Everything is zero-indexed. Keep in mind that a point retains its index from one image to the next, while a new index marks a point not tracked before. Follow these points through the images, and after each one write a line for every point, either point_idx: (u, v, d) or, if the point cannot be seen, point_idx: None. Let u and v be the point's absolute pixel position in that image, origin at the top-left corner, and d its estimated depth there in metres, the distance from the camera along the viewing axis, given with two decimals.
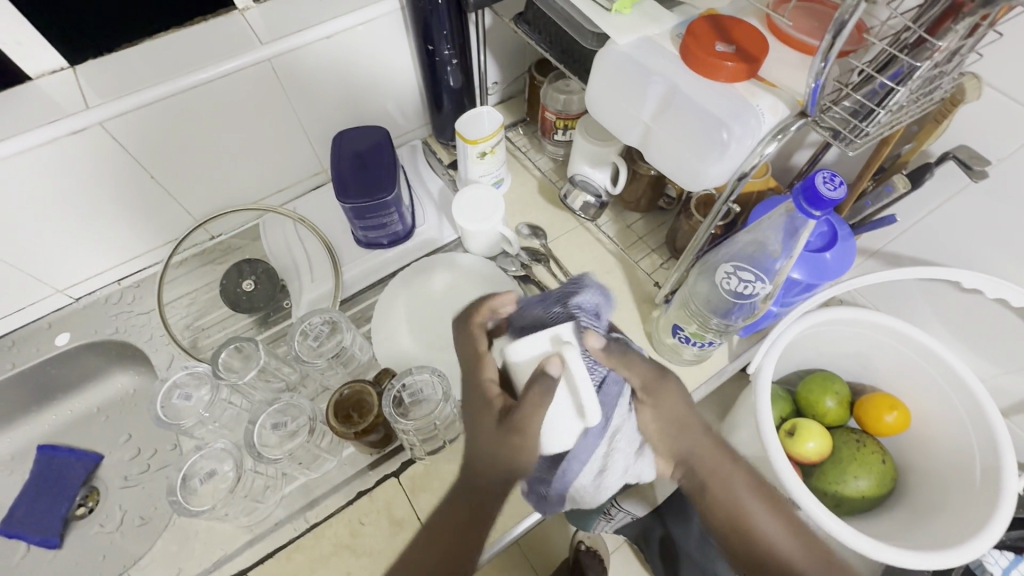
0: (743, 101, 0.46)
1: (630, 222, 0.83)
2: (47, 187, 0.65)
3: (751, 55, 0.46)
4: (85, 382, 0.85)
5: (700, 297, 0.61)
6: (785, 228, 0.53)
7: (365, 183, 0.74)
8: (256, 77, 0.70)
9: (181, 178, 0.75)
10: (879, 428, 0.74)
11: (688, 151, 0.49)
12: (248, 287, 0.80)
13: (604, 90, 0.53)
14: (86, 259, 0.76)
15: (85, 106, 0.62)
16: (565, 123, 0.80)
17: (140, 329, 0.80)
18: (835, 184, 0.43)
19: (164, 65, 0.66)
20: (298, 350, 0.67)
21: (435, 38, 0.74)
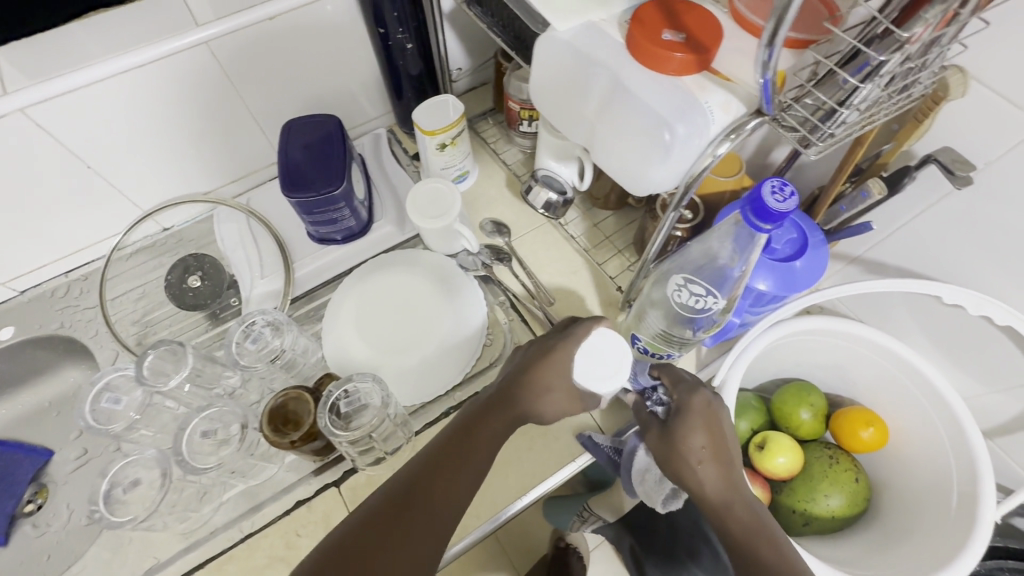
0: (691, 97, 0.41)
1: (599, 220, 0.79)
2: None
3: (702, 44, 0.40)
4: (35, 377, 0.83)
5: (655, 306, 0.57)
6: (740, 236, 0.46)
7: (313, 175, 0.70)
8: (195, 61, 0.65)
9: (121, 165, 0.71)
10: (854, 445, 0.70)
11: (634, 152, 0.44)
12: (194, 284, 0.77)
13: (546, 83, 0.48)
14: (25, 250, 0.73)
15: (2, 92, 0.58)
16: (529, 113, 0.76)
17: (85, 325, 0.77)
18: (785, 195, 0.38)
19: (93, 45, 0.62)
20: (236, 353, 0.64)
21: (387, 20, 0.69)
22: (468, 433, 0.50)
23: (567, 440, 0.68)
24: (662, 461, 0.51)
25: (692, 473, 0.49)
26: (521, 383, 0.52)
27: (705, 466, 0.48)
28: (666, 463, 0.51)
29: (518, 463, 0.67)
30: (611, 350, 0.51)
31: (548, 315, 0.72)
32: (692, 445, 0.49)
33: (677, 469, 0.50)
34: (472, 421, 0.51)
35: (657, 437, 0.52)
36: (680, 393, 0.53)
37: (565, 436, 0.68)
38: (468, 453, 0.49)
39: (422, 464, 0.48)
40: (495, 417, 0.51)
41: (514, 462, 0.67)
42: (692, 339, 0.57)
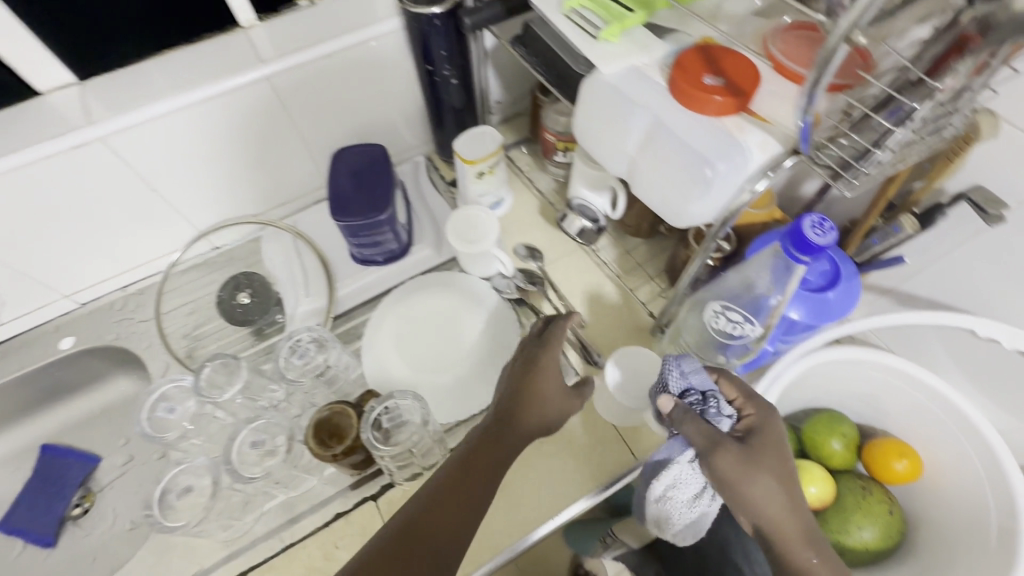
0: (730, 137, 0.43)
1: (630, 247, 0.81)
2: (50, 197, 0.67)
3: (740, 88, 0.43)
4: (89, 384, 0.87)
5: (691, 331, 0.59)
6: (777, 266, 0.49)
7: (360, 201, 0.74)
8: (257, 95, 0.71)
9: (182, 189, 0.76)
10: (888, 476, 0.70)
11: (674, 187, 0.47)
12: (243, 300, 0.82)
13: (589, 121, 0.51)
14: (90, 266, 0.78)
15: (87, 122, 0.64)
16: (565, 145, 0.79)
17: (140, 336, 0.81)
18: (825, 230, 0.40)
19: (166, 80, 0.67)
20: (284, 367, 0.67)
21: (434, 58, 0.72)
22: (473, 457, 0.52)
23: (597, 466, 0.68)
24: (726, 480, 0.47)
25: (765, 505, 0.46)
26: (516, 399, 0.55)
27: (774, 491, 0.46)
28: (735, 492, 0.47)
29: (548, 486, 0.67)
30: (639, 373, 0.67)
31: (580, 339, 0.74)
32: (768, 476, 0.47)
33: (745, 500, 0.47)
34: (483, 434, 0.54)
35: (730, 462, 0.47)
36: (759, 419, 0.50)
37: (597, 462, 0.68)
38: (475, 474, 0.52)
39: (436, 488, 0.51)
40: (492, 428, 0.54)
41: (545, 484, 0.67)
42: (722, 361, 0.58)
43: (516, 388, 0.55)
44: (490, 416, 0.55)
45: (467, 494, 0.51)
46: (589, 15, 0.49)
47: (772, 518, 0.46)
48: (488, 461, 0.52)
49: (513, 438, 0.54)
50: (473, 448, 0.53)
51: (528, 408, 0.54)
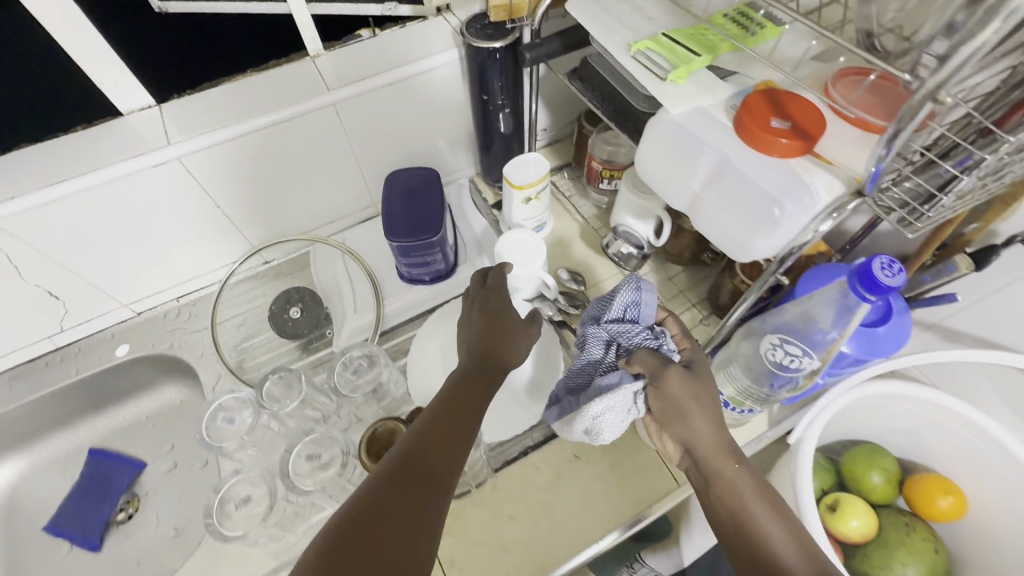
0: (797, 178, 0.45)
1: (671, 274, 0.83)
2: (123, 212, 0.70)
3: (806, 131, 0.45)
4: (138, 391, 0.89)
5: (741, 361, 0.59)
6: (839, 304, 0.49)
7: (413, 223, 0.77)
8: (322, 120, 0.74)
9: (243, 206, 0.79)
10: (931, 513, 0.71)
11: (739, 224, 0.48)
12: (294, 315, 0.84)
13: (653, 157, 0.53)
14: (151, 277, 0.81)
15: (166, 143, 0.67)
16: (610, 173, 0.81)
17: (192, 346, 0.84)
18: (894, 271, 0.41)
19: (239, 106, 0.71)
20: (337, 382, 0.69)
21: (491, 89, 0.76)
22: (456, 400, 0.52)
23: (636, 495, 0.68)
24: (664, 404, 0.51)
25: (697, 429, 0.50)
26: (487, 342, 0.57)
27: (709, 423, 0.50)
28: (674, 413, 0.51)
29: (587, 512, 0.68)
30: None
31: None
32: (705, 404, 0.50)
33: (684, 421, 0.50)
34: (461, 377, 0.54)
35: (678, 386, 0.50)
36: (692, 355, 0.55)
37: (637, 490, 0.69)
38: (461, 417, 0.51)
39: (419, 434, 0.49)
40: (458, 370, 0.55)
41: (584, 510, 0.68)
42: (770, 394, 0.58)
43: (484, 333, 0.57)
44: (466, 364, 0.56)
45: (455, 435, 0.49)
46: (655, 57, 0.52)
47: (702, 445, 0.50)
48: (467, 395, 0.53)
49: (491, 382, 0.54)
50: (451, 389, 0.53)
51: (498, 349, 0.57)
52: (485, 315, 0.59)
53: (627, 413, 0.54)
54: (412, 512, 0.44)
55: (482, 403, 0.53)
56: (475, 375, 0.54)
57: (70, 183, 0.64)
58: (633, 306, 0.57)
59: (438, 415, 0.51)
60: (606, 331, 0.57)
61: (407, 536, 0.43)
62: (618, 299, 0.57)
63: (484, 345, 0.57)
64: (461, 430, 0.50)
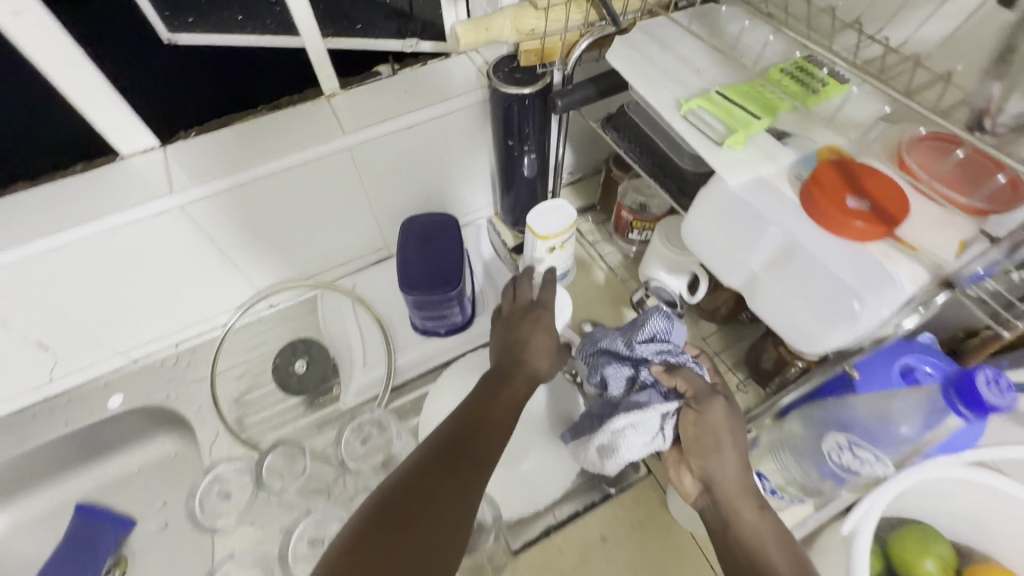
0: (879, 265, 0.39)
1: (705, 331, 0.77)
2: (121, 261, 0.65)
3: (888, 213, 0.40)
4: (130, 442, 0.83)
5: (793, 449, 0.51)
6: (925, 411, 0.43)
7: (430, 275, 0.71)
8: (336, 164, 0.69)
9: (249, 251, 0.74)
10: None
11: (807, 311, 0.43)
12: (300, 368, 0.79)
13: (704, 227, 0.48)
14: (148, 324, 0.76)
15: (168, 190, 0.63)
16: (642, 224, 0.76)
17: (190, 398, 0.78)
18: (1001, 388, 0.35)
19: (248, 150, 0.67)
20: (344, 452, 0.63)
21: (516, 134, 0.70)
22: (489, 401, 0.54)
23: None
24: (693, 427, 0.50)
25: (722, 457, 0.48)
26: (516, 350, 0.60)
27: (736, 458, 0.49)
28: (705, 437, 0.49)
29: None
30: None
31: None
32: (734, 435, 0.49)
33: (714, 447, 0.49)
34: (492, 383, 0.57)
35: (717, 410, 0.50)
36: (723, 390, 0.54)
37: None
38: (494, 414, 0.53)
39: (454, 428, 0.50)
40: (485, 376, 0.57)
41: None
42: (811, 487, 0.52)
43: (514, 343, 0.61)
44: (495, 373, 0.59)
45: (488, 427, 0.51)
46: (709, 119, 0.47)
47: (724, 474, 0.48)
48: (499, 394, 0.55)
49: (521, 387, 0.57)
50: (485, 390, 0.56)
51: (526, 358, 0.60)
52: (512, 327, 0.64)
53: (654, 434, 0.52)
54: (443, 502, 0.43)
55: (509, 409, 0.54)
56: (506, 376, 0.57)
57: (63, 233, 0.59)
58: (670, 330, 0.57)
59: (475, 410, 0.53)
60: (640, 352, 0.56)
61: (448, 513, 0.43)
62: (654, 320, 0.57)
63: (508, 356, 0.60)
64: (493, 428, 0.52)
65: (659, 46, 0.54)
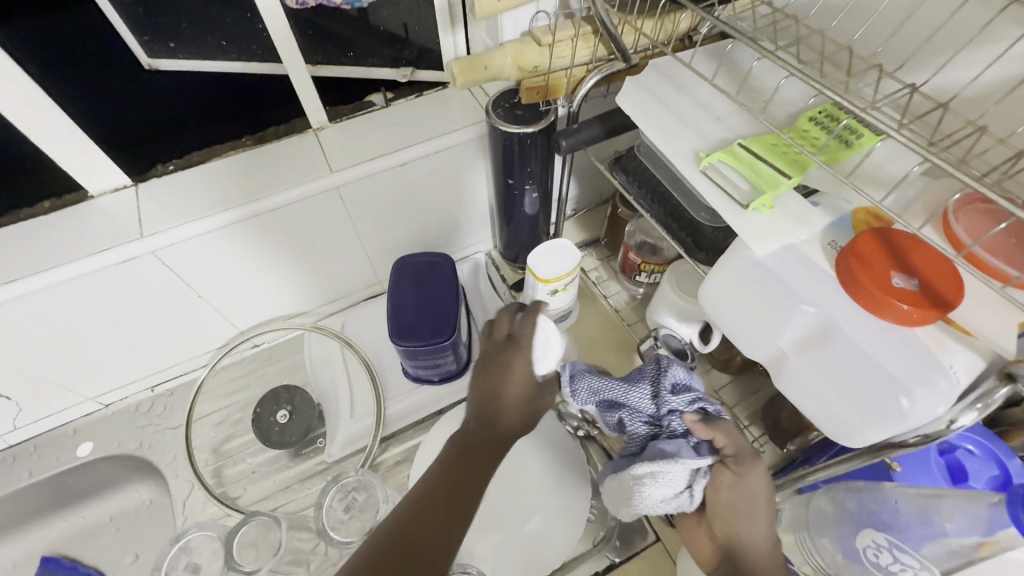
0: (931, 357, 0.35)
1: (718, 382, 0.72)
2: (87, 309, 0.60)
3: (940, 296, 0.35)
4: (101, 491, 0.78)
5: (820, 542, 0.45)
6: (979, 518, 0.37)
7: (422, 322, 0.66)
8: (323, 203, 0.64)
9: (230, 293, 0.70)
10: None
11: (845, 400, 0.39)
12: (282, 419, 0.73)
13: (727, 297, 0.44)
14: (121, 369, 0.71)
15: (138, 235, 0.58)
16: (653, 267, 0.71)
17: (165, 447, 0.73)
18: None
19: (226, 190, 0.62)
20: (325, 521, 0.58)
21: (517, 173, 0.65)
22: (462, 462, 0.41)
23: None
24: (722, 492, 0.42)
25: (753, 532, 0.40)
26: (490, 401, 0.45)
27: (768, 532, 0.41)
28: (738, 502, 0.41)
29: None
30: None
31: None
32: (769, 505, 0.42)
33: (747, 516, 0.41)
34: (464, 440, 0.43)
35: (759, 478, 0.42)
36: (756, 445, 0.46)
37: None
38: (473, 472, 0.40)
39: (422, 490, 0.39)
40: (486, 375, 0.47)
41: None
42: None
43: (489, 391, 0.45)
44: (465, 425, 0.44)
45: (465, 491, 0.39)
46: (730, 176, 0.42)
47: (754, 553, 0.40)
48: (475, 450, 0.42)
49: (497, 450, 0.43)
50: (454, 450, 0.42)
51: (501, 412, 0.45)
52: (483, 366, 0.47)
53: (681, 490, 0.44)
54: None
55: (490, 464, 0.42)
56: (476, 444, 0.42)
57: (21, 283, 0.54)
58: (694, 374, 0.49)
59: (447, 471, 0.40)
60: (665, 398, 0.47)
61: None
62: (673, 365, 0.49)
63: (492, 404, 0.45)
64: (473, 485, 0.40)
65: (674, 89, 0.49)
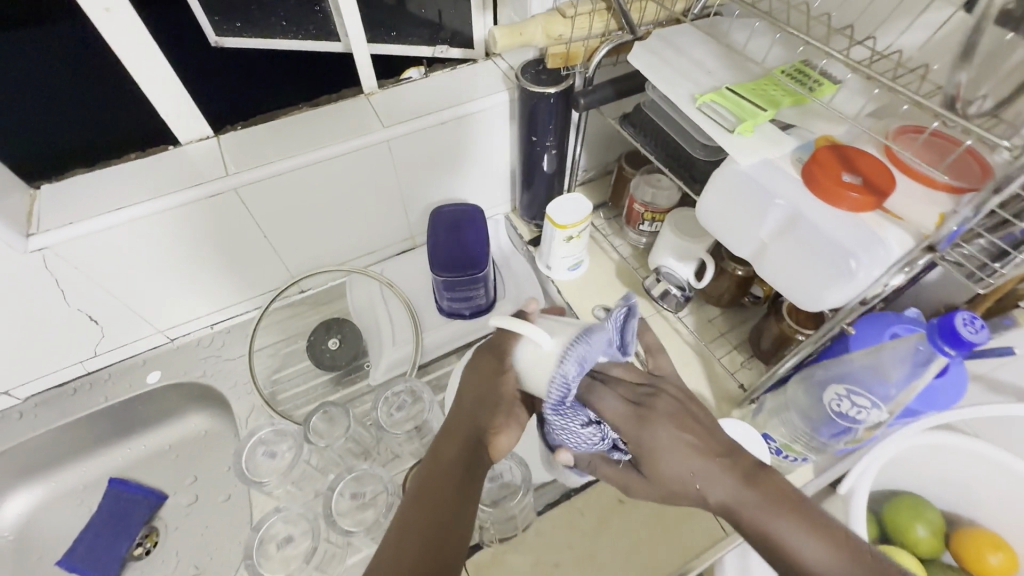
0: (870, 232, 0.46)
1: (711, 315, 0.83)
2: (173, 240, 0.70)
3: (878, 188, 0.47)
4: (163, 420, 0.87)
5: (798, 408, 0.60)
6: (914, 358, 0.50)
7: (458, 260, 0.78)
8: (376, 154, 0.75)
9: (288, 236, 0.80)
10: (981, 570, 0.70)
11: (810, 274, 0.50)
12: (333, 346, 0.83)
13: (718, 205, 0.55)
14: (189, 304, 0.81)
15: (226, 173, 0.68)
16: (652, 215, 0.82)
17: (226, 375, 0.82)
18: (977, 327, 0.42)
19: (293, 141, 0.72)
20: (380, 417, 0.67)
21: (540, 130, 0.76)
22: (447, 464, 0.48)
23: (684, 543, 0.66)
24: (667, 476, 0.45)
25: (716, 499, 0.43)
26: (470, 410, 0.51)
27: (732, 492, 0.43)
28: (703, 472, 0.44)
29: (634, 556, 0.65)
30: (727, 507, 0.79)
31: None
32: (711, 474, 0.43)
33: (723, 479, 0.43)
34: (442, 445, 0.51)
35: (671, 433, 0.45)
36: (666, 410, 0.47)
37: (684, 535, 0.66)
38: (462, 471, 0.48)
39: (422, 489, 0.48)
40: (475, 385, 0.52)
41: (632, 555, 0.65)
42: (811, 435, 0.60)
43: (474, 397, 0.51)
44: (443, 433, 0.51)
45: (465, 486, 0.47)
46: (720, 110, 0.54)
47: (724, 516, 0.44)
48: (462, 458, 0.49)
49: (477, 447, 0.50)
50: (445, 455, 0.50)
51: (480, 416, 0.50)
52: (469, 383, 0.52)
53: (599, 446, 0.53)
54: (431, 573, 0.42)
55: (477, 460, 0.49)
56: (461, 445, 0.49)
57: (127, 210, 0.64)
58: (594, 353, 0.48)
59: (443, 472, 0.48)
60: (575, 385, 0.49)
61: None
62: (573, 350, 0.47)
63: (489, 403, 0.51)
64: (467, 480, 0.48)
65: (674, 50, 0.61)
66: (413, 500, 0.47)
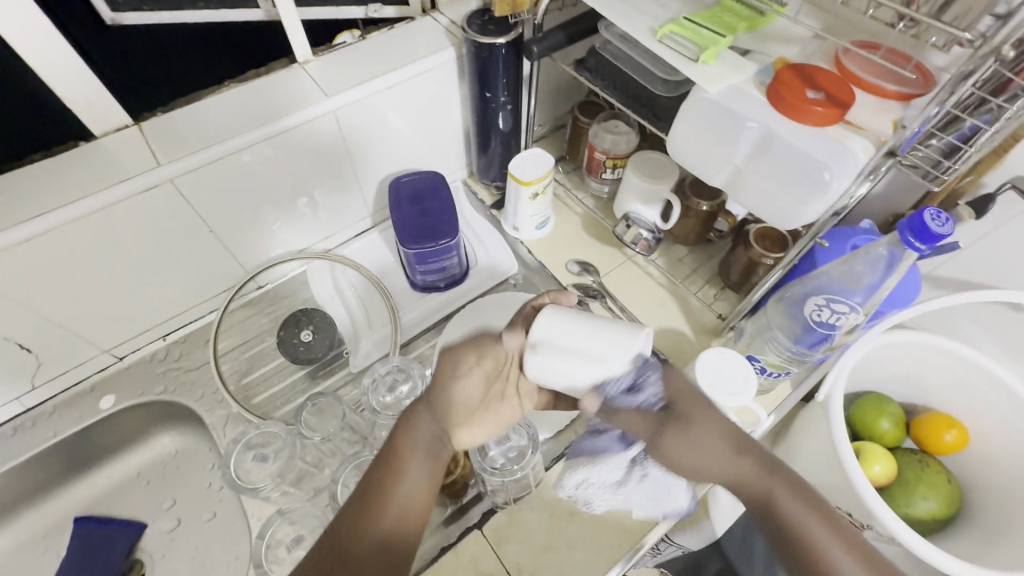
0: (837, 144, 0.48)
1: (680, 255, 0.85)
2: (105, 247, 0.63)
3: (838, 101, 0.48)
4: (126, 446, 0.79)
5: (777, 326, 0.63)
6: (880, 261, 0.56)
7: (425, 230, 0.74)
8: (322, 127, 0.70)
9: (237, 228, 0.73)
10: (939, 448, 0.78)
11: (786, 192, 0.52)
12: (306, 338, 0.77)
13: (691, 136, 0.56)
14: (135, 316, 0.73)
15: (155, 164, 0.61)
16: (614, 162, 0.82)
17: (192, 386, 0.76)
18: (943, 221, 0.45)
19: (227, 121, 0.66)
20: (372, 401, 0.65)
21: (493, 85, 0.74)
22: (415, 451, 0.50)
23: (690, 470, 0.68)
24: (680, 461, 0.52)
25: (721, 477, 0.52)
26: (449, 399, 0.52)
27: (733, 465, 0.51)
28: (744, 469, 0.51)
29: None
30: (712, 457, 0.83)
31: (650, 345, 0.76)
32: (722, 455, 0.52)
33: (765, 479, 0.50)
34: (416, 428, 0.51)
35: (718, 438, 0.52)
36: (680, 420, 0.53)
37: None
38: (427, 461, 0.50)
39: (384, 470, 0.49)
40: (464, 373, 0.52)
41: None
42: (791, 353, 0.63)
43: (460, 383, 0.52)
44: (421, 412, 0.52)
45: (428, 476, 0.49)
46: (682, 40, 0.53)
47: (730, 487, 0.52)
48: (432, 447, 0.50)
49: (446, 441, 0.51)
50: (416, 439, 0.51)
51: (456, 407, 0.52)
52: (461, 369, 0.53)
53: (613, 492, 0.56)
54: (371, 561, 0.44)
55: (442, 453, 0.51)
56: (436, 433, 0.51)
57: (45, 218, 0.56)
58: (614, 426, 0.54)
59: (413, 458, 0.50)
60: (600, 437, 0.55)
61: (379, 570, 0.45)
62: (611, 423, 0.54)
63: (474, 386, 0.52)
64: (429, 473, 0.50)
65: None
66: (397, 478, 0.48)
